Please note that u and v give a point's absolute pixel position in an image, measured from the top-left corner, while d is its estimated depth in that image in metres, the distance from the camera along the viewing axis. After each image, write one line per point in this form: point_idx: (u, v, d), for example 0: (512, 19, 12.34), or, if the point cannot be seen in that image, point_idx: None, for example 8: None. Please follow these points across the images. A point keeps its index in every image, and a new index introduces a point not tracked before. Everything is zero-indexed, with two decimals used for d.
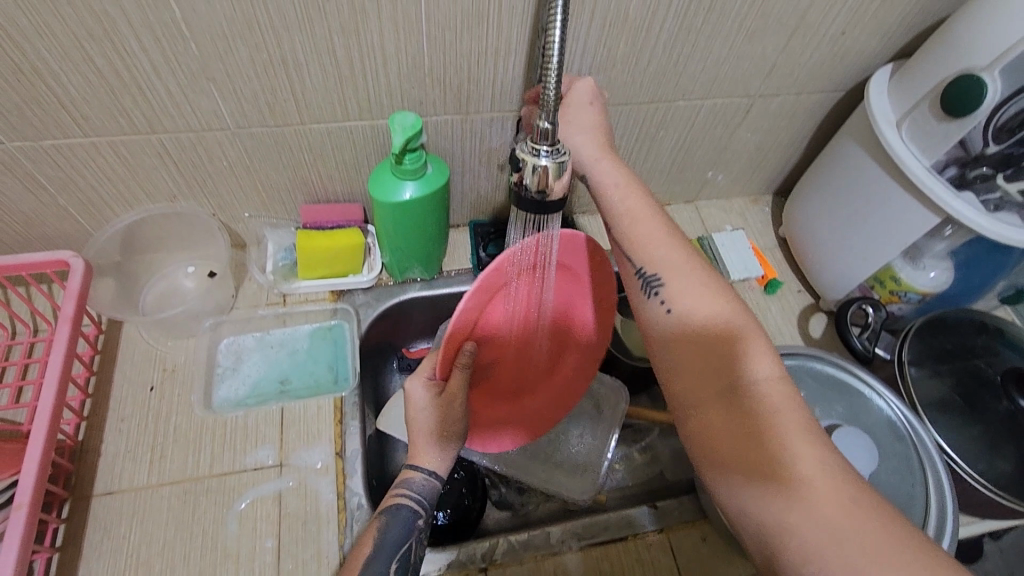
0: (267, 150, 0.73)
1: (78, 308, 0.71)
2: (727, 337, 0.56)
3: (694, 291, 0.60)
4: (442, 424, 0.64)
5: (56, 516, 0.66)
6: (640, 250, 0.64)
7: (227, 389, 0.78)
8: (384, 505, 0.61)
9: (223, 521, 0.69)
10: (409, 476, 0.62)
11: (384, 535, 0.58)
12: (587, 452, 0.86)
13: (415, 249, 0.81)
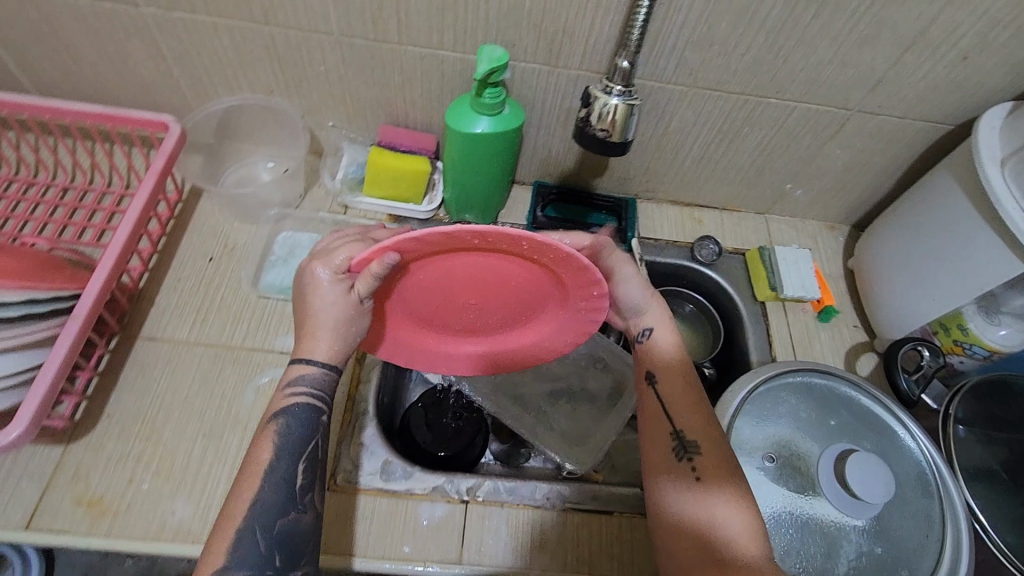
0: (362, 63, 0.78)
1: (166, 166, 0.78)
2: (730, 502, 0.58)
3: (727, 468, 0.61)
4: (344, 323, 0.59)
5: (105, 344, 0.73)
6: (690, 415, 0.65)
7: (275, 275, 0.81)
8: (274, 411, 0.59)
9: (241, 390, 0.73)
10: (299, 370, 0.59)
11: (285, 435, 0.57)
12: (593, 426, 0.86)
13: (475, 188, 0.84)
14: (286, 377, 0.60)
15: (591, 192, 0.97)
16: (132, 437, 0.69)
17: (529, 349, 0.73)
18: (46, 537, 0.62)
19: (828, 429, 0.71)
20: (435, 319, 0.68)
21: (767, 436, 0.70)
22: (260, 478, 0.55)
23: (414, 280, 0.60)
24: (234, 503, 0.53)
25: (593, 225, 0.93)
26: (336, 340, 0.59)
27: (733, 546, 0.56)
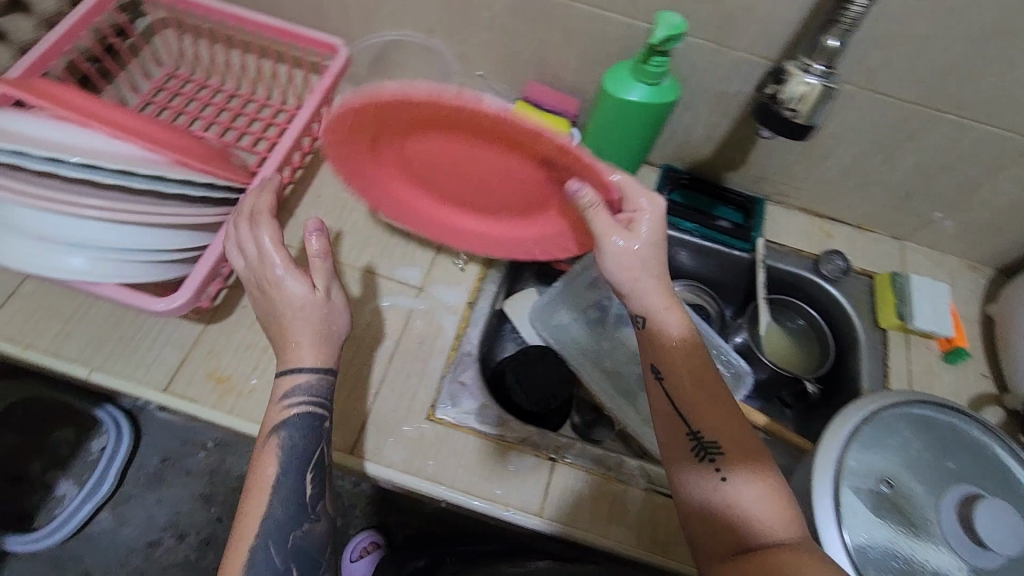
0: (527, 15, 0.78)
1: (331, 86, 0.81)
2: (758, 488, 0.53)
3: (751, 465, 0.54)
4: (325, 320, 0.62)
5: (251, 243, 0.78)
6: (705, 409, 0.58)
7: None
8: (274, 423, 0.61)
9: (360, 310, 0.77)
10: (290, 378, 0.62)
11: (293, 446, 0.61)
12: None
13: (609, 159, 0.84)
14: (279, 389, 0.62)
15: (722, 184, 0.94)
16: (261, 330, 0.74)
17: (529, 242, 0.76)
18: (180, 401, 0.68)
19: (951, 472, 0.65)
20: (439, 189, 0.74)
21: (882, 465, 0.64)
22: (266, 495, 0.59)
23: (408, 149, 0.66)
24: (248, 515, 0.58)
25: (719, 218, 0.91)
26: (310, 320, 0.62)
27: (767, 538, 0.50)
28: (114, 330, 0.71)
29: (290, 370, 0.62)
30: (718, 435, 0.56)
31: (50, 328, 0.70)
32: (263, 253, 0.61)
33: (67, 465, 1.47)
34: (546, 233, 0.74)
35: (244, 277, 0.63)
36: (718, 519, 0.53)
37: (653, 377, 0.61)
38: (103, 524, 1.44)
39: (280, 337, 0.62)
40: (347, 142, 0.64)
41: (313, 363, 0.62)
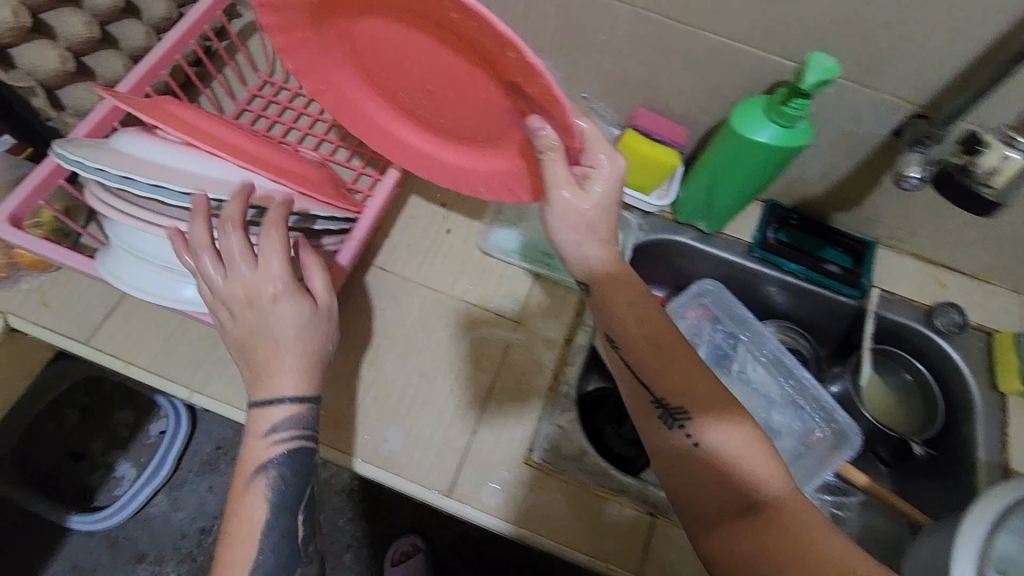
0: (648, 40, 0.73)
1: None
2: (736, 435, 0.53)
3: (732, 430, 0.53)
4: (306, 323, 0.58)
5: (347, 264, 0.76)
6: (671, 375, 0.56)
7: (503, 235, 0.81)
8: (256, 465, 0.57)
9: (455, 342, 0.75)
10: (270, 413, 0.57)
11: (282, 485, 0.57)
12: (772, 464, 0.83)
13: (721, 195, 0.79)
14: (260, 423, 0.57)
15: (833, 223, 0.88)
16: (357, 358, 0.72)
17: (438, 161, 0.74)
18: None
19: None
20: (403, 103, 0.70)
21: None
22: (260, 537, 0.56)
23: (371, 45, 0.62)
24: (235, 562, 0.55)
25: (827, 261, 0.86)
26: (305, 353, 0.58)
27: (771, 497, 0.50)
28: (214, 351, 0.70)
29: (273, 409, 0.57)
30: (687, 399, 0.55)
31: (152, 345, 0.70)
32: (241, 267, 0.56)
33: (126, 446, 1.47)
34: (479, 162, 0.71)
35: (214, 301, 0.57)
36: (712, 492, 0.52)
37: (610, 347, 0.60)
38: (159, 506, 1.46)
39: (257, 368, 0.57)
40: (287, 5, 0.60)
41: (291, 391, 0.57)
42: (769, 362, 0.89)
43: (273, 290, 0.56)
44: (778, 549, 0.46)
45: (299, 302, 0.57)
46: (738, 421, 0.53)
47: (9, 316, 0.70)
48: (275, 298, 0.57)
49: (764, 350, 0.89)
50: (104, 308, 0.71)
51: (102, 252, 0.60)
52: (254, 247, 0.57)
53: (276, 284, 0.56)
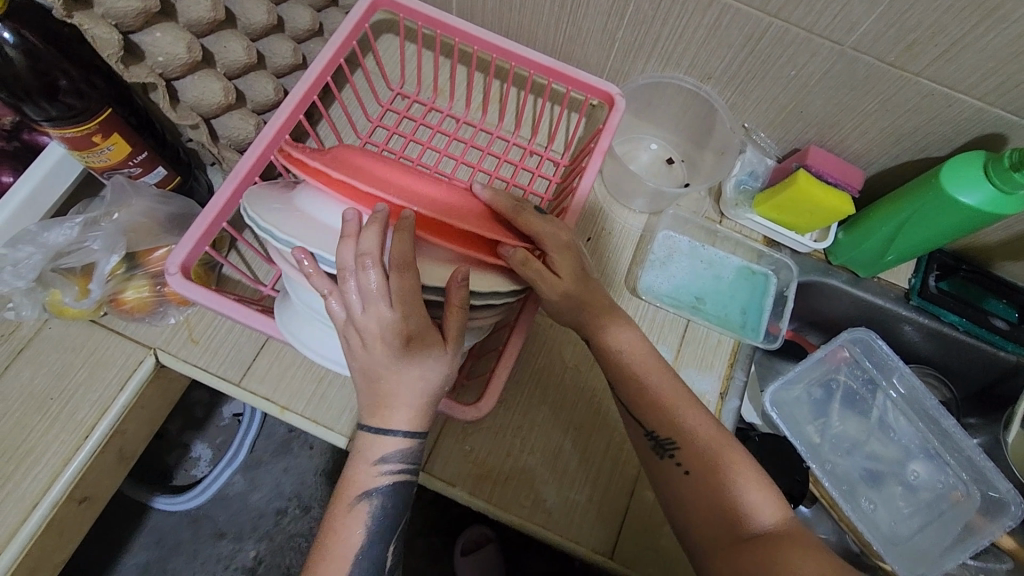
0: (846, 81, 0.65)
1: (607, 144, 0.70)
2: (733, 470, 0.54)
3: (712, 455, 0.55)
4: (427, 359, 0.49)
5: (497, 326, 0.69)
6: (668, 409, 0.58)
7: (653, 278, 0.78)
8: (365, 487, 0.52)
9: (608, 394, 0.72)
10: (382, 442, 0.51)
11: (382, 515, 0.53)
12: (917, 526, 0.80)
13: (893, 247, 0.74)
14: (371, 450, 0.52)
15: (999, 274, 0.83)
16: (511, 407, 0.71)
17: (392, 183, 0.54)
18: (438, 484, 0.68)
19: None
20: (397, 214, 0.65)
21: None
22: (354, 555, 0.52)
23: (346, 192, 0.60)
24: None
25: (992, 314, 0.81)
26: (418, 395, 0.49)
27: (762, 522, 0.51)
28: None
29: (382, 440, 0.51)
30: (673, 428, 0.57)
31: (304, 389, 0.68)
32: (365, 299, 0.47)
33: (201, 427, 1.28)
34: (417, 188, 0.54)
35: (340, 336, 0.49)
36: (703, 512, 0.54)
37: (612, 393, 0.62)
38: (236, 488, 1.26)
39: (375, 399, 0.50)
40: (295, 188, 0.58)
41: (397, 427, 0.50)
42: (915, 410, 0.85)
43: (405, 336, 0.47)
44: (765, 559, 0.49)
45: (423, 347, 0.48)
46: (718, 445, 0.55)
47: (158, 352, 0.67)
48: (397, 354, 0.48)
49: (911, 397, 0.85)
50: (254, 348, 0.69)
51: (279, 306, 0.58)
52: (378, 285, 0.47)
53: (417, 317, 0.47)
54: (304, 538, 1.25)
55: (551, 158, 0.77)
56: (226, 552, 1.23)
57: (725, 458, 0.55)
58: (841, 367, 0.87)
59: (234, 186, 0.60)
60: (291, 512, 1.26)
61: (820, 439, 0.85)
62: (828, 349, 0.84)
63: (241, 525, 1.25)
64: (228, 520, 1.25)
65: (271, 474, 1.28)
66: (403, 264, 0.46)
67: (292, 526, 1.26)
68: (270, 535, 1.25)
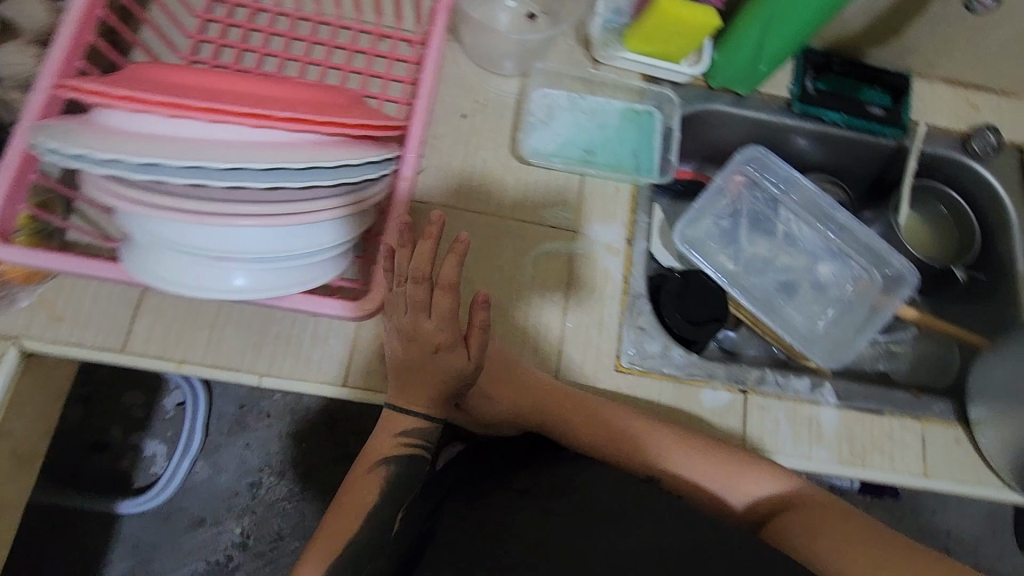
0: None
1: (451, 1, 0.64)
2: (713, 465, 0.61)
3: (693, 460, 0.61)
4: (450, 367, 0.58)
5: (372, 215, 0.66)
6: (628, 441, 0.62)
7: (538, 140, 0.75)
8: (386, 454, 0.61)
9: (519, 269, 0.70)
10: (401, 419, 0.61)
11: (396, 481, 0.60)
12: (830, 322, 0.86)
13: (765, 53, 0.72)
14: (393, 423, 0.62)
15: (869, 63, 0.85)
16: None
17: (201, 89, 0.47)
18: (363, 395, 0.65)
19: None
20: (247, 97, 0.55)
21: None
22: (364, 515, 0.58)
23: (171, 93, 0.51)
24: (339, 528, 0.58)
25: (869, 103, 0.83)
26: (440, 383, 0.60)
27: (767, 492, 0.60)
28: (269, 328, 0.65)
29: (413, 417, 0.61)
30: (646, 458, 0.61)
31: (197, 337, 0.63)
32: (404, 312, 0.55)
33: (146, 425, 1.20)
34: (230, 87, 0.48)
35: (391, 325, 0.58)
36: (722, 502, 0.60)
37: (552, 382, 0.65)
38: (201, 474, 1.20)
39: (404, 381, 0.60)
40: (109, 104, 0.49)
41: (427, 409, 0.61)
42: (814, 218, 0.88)
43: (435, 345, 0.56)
44: (792, 527, 0.55)
45: (442, 357, 0.57)
46: (692, 453, 0.61)
47: (20, 340, 0.61)
48: (429, 355, 0.58)
49: (809, 205, 0.88)
50: (129, 309, 0.63)
51: (128, 249, 0.52)
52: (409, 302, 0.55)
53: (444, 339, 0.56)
54: (286, 501, 1.20)
55: (401, 35, 0.71)
56: (208, 537, 1.18)
57: (703, 460, 0.61)
58: (744, 194, 0.89)
59: (28, 127, 0.52)
60: (265, 481, 1.21)
61: (735, 265, 0.88)
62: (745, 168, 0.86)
63: (216, 508, 1.19)
64: (201, 506, 1.19)
65: (232, 450, 1.22)
66: (448, 285, 0.54)
67: (271, 494, 1.21)
68: (251, 507, 1.20)
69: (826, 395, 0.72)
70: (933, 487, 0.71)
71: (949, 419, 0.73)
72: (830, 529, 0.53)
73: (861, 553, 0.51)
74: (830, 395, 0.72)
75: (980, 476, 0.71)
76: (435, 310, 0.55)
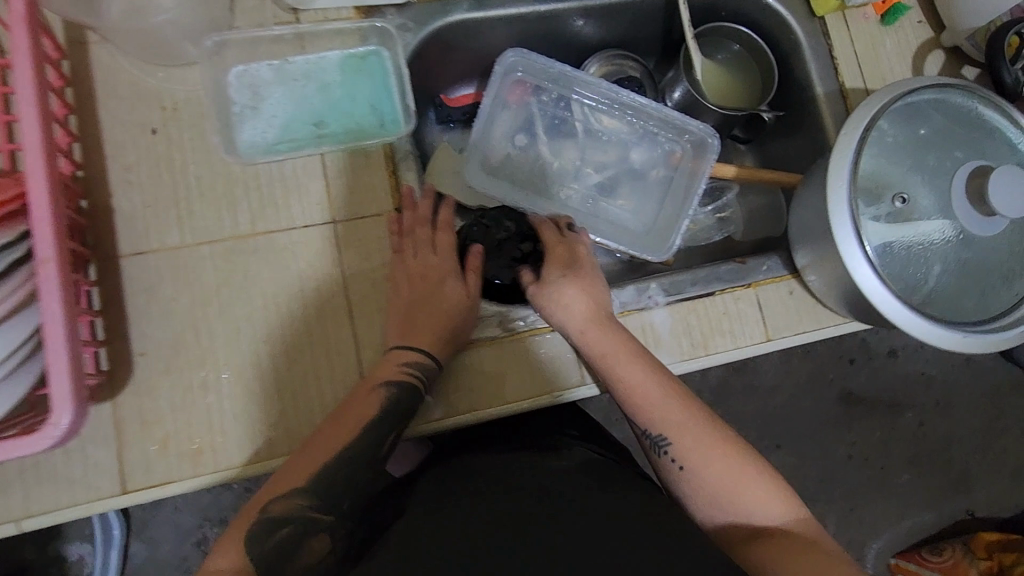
0: None
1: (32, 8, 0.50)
2: (725, 467, 0.54)
3: (708, 451, 0.55)
4: (454, 307, 0.62)
5: (85, 278, 0.56)
6: (643, 408, 0.57)
7: (253, 131, 0.63)
8: (385, 377, 0.58)
9: (284, 288, 0.61)
10: (406, 355, 0.59)
11: (394, 404, 0.58)
12: (659, 206, 0.81)
13: None
14: (393, 356, 0.59)
15: None
16: (180, 371, 0.58)
17: None
18: (149, 493, 0.56)
19: (917, 140, 0.64)
20: None
21: (875, 240, 0.62)
22: (357, 431, 0.56)
23: None
24: (314, 458, 0.54)
25: None
26: (448, 327, 0.61)
27: (767, 516, 0.53)
28: (12, 464, 0.55)
29: (413, 350, 0.59)
30: (658, 425, 0.56)
31: None
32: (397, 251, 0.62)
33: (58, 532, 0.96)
34: None
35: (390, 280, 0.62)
36: (703, 495, 0.54)
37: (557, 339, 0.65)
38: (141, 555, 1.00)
39: (405, 322, 0.60)
40: None
41: (426, 343, 0.60)
42: (607, 104, 0.80)
43: (444, 280, 0.62)
44: (766, 559, 0.50)
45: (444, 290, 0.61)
46: (709, 441, 0.55)
47: None
48: (437, 289, 0.61)
49: (597, 92, 0.79)
50: None
51: None
52: (413, 246, 0.62)
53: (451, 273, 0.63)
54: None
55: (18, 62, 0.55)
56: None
57: (725, 457, 0.54)
58: (528, 102, 0.80)
59: None
60: (211, 532, 1.02)
61: (545, 182, 0.80)
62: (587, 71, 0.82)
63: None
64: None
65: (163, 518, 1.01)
66: (446, 224, 0.64)
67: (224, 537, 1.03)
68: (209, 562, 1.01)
69: (653, 296, 0.68)
70: (779, 345, 0.70)
71: (780, 273, 0.71)
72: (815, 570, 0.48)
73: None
74: (656, 295, 0.68)
75: (822, 319, 0.71)
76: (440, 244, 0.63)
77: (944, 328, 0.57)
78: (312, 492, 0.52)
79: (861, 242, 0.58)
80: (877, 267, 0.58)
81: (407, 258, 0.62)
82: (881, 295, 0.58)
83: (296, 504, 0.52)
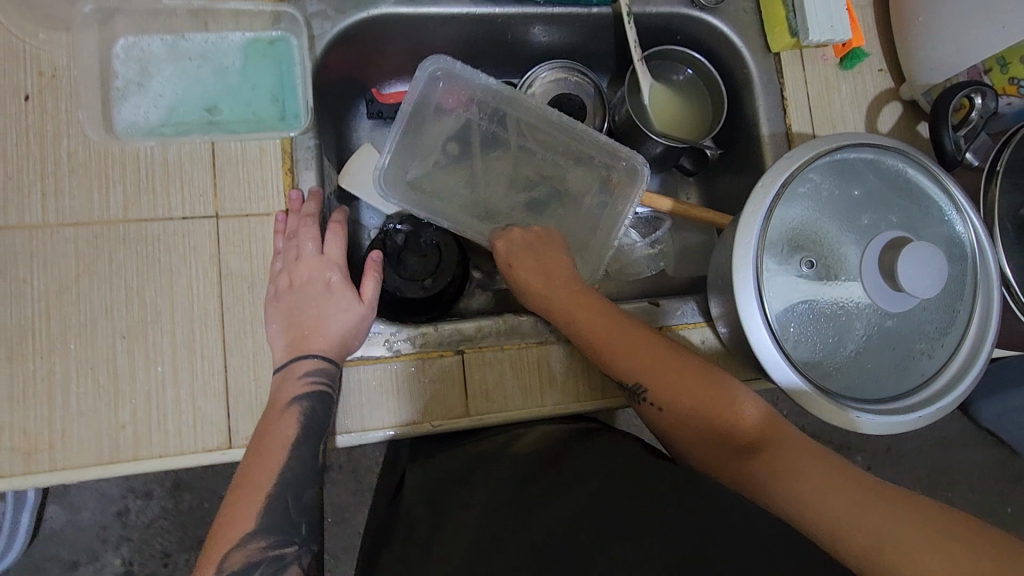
0: None
1: None
2: (703, 398, 0.51)
3: (688, 387, 0.52)
4: (345, 312, 0.58)
5: None
6: (619, 357, 0.55)
7: (133, 111, 0.59)
8: (294, 393, 0.54)
9: (153, 283, 0.57)
10: (300, 365, 0.55)
11: (311, 419, 0.55)
12: (598, 227, 0.75)
13: None
14: (294, 369, 0.55)
15: None
16: (25, 361, 0.54)
17: None
18: None
19: (847, 200, 0.60)
20: None
21: (784, 302, 0.58)
22: (286, 454, 0.53)
23: None
24: (253, 479, 0.51)
25: None
26: (350, 335, 0.57)
27: (758, 432, 0.49)
28: None
29: (318, 360, 0.56)
30: (635, 375, 0.54)
31: None
32: (279, 249, 0.58)
33: None
34: None
35: (269, 288, 0.57)
36: (700, 443, 0.51)
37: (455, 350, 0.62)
38: (57, 520, 0.99)
39: (297, 330, 0.56)
40: None
41: (325, 348, 0.56)
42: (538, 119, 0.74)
43: (329, 280, 0.59)
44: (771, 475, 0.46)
45: (336, 295, 0.58)
46: (687, 371, 0.52)
47: None
48: (320, 292, 0.58)
49: (524, 107, 0.73)
50: None
51: None
52: (299, 246, 0.58)
53: (336, 272, 0.59)
54: (163, 518, 1.01)
55: None
56: None
57: (702, 389, 0.51)
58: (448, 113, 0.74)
59: None
60: (131, 505, 1.00)
61: (468, 196, 0.75)
62: (525, 83, 0.77)
63: (88, 547, 0.99)
64: (66, 545, 0.99)
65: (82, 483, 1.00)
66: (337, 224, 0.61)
67: (141, 517, 1.01)
68: (127, 535, 1.00)
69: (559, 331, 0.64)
70: None
71: (694, 320, 0.68)
72: (819, 480, 0.44)
73: (834, 501, 0.42)
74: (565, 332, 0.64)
75: (739, 372, 0.67)
76: (329, 240, 0.60)
77: (834, 404, 0.55)
78: (267, 527, 0.50)
79: (760, 304, 0.55)
80: (775, 332, 0.55)
81: (291, 262, 0.58)
82: (775, 362, 0.54)
83: (253, 548, 0.49)
